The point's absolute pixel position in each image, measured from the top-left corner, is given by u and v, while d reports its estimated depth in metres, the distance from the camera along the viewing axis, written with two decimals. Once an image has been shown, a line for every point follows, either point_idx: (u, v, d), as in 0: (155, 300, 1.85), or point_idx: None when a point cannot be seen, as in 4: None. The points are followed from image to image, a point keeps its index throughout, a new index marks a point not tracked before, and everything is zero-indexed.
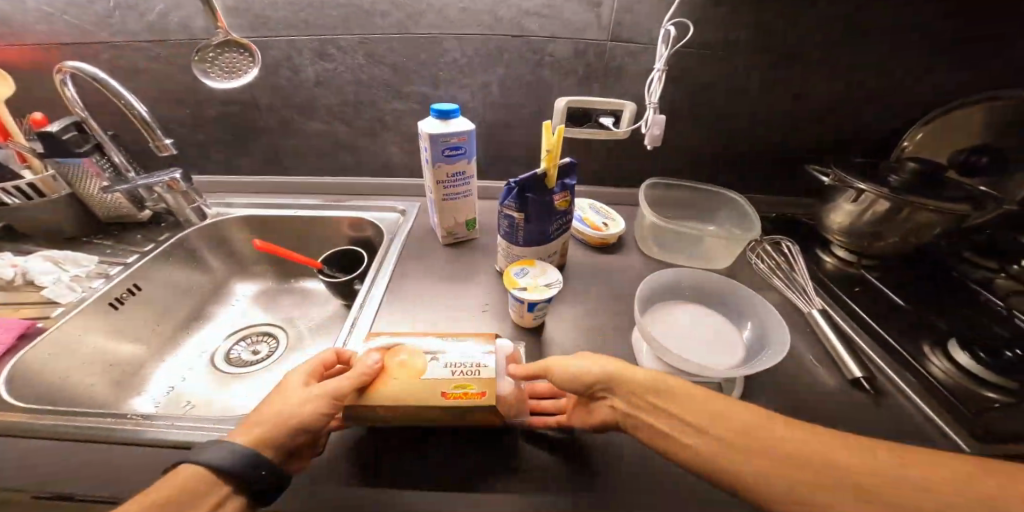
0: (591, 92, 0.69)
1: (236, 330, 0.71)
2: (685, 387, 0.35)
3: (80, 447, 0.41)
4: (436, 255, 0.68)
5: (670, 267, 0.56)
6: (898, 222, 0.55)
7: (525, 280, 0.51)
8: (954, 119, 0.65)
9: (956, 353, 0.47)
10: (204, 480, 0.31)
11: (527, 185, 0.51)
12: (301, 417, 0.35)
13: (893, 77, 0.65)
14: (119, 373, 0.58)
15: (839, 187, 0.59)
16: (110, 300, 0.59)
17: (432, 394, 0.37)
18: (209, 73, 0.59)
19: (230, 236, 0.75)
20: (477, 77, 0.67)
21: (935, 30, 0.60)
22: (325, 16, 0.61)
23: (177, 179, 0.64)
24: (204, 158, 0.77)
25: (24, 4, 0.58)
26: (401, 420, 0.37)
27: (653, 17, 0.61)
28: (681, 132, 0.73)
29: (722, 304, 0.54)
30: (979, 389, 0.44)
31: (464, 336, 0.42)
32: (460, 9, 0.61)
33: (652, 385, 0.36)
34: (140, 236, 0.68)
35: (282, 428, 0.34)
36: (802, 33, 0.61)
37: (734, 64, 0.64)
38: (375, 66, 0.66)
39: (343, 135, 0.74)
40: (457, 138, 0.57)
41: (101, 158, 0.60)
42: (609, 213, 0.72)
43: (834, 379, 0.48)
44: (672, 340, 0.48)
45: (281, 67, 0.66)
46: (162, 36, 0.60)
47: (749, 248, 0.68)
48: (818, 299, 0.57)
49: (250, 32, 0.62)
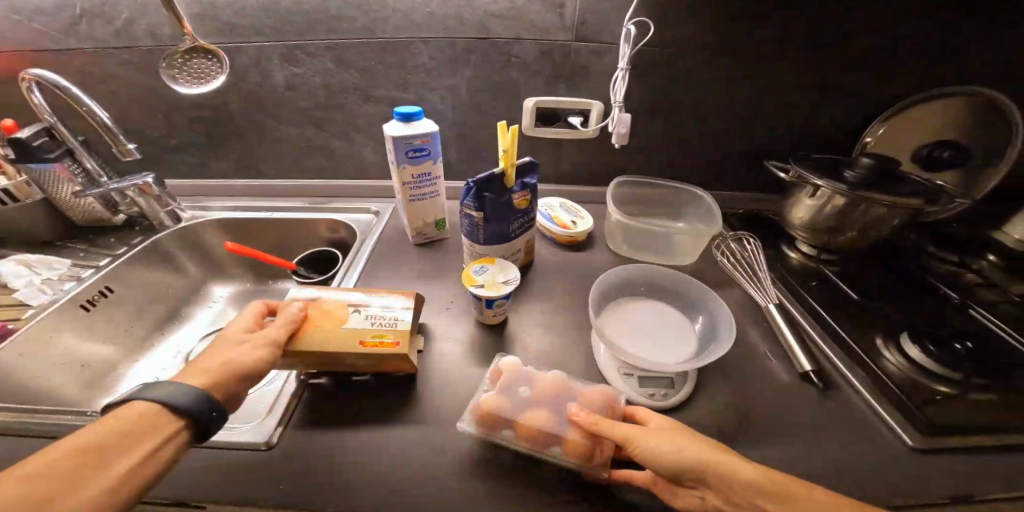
0: (559, 92, 0.69)
1: (211, 331, 0.72)
2: (795, 487, 0.32)
3: (46, 445, 0.42)
4: (406, 254, 0.69)
5: (628, 265, 0.58)
6: (855, 217, 0.56)
7: (483, 277, 0.52)
8: (908, 116, 0.68)
9: (908, 347, 0.48)
10: (156, 417, 0.31)
11: (484, 184, 0.51)
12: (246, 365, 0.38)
13: (856, 74, 0.65)
14: (92, 374, 0.59)
15: (798, 183, 0.60)
16: (80, 303, 0.60)
17: (356, 346, 0.43)
18: (179, 79, 0.60)
19: (205, 239, 0.76)
20: (445, 80, 0.68)
21: (890, 27, 0.61)
22: (291, 21, 0.62)
23: (149, 183, 0.66)
24: (179, 162, 0.78)
25: None
26: (329, 365, 0.44)
27: (615, 17, 0.62)
28: (649, 131, 0.74)
29: (679, 301, 0.57)
30: (927, 382, 0.46)
31: (385, 296, 0.49)
32: (425, 12, 0.62)
33: (760, 484, 0.32)
34: (114, 240, 0.69)
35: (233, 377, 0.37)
36: (762, 32, 0.62)
37: (696, 63, 0.65)
38: (344, 70, 0.67)
39: (317, 138, 0.75)
40: (421, 140, 0.58)
41: (74, 164, 0.62)
42: (579, 211, 0.73)
43: (787, 373, 0.49)
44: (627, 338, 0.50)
45: (250, 72, 0.67)
46: (130, 42, 0.62)
47: (714, 245, 0.69)
48: (776, 293, 0.58)
49: (217, 37, 0.63)
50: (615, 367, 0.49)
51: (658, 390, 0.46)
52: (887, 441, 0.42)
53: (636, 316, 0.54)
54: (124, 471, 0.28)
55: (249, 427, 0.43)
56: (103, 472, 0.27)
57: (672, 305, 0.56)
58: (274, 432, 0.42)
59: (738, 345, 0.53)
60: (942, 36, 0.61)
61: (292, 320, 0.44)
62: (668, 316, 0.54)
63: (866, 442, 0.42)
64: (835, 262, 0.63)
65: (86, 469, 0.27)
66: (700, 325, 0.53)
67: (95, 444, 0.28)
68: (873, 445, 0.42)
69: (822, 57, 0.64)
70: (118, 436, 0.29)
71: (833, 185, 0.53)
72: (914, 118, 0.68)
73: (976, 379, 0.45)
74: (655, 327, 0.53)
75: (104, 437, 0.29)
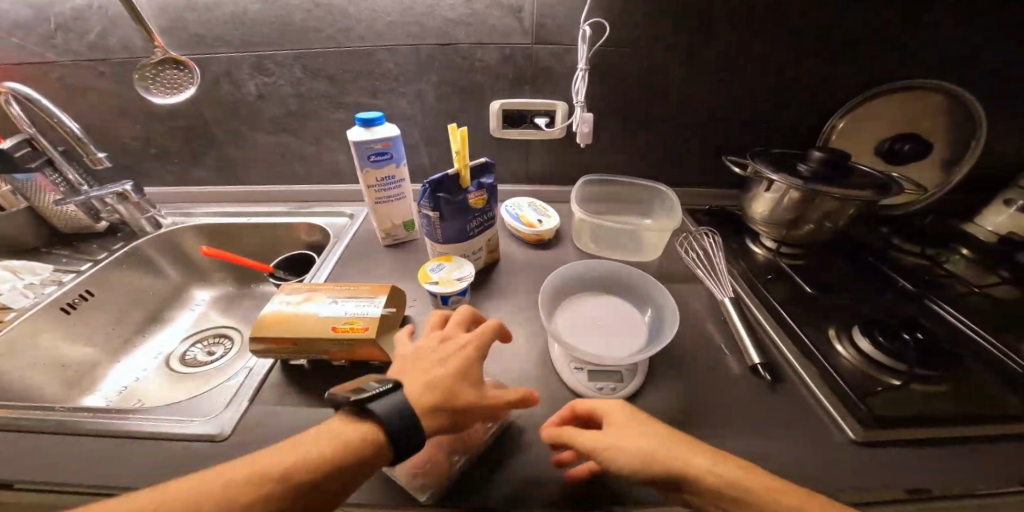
0: (523, 94, 0.71)
1: (192, 333, 0.74)
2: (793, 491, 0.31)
3: (23, 439, 0.45)
4: (376, 255, 0.70)
5: (584, 261, 0.60)
6: (809, 210, 0.57)
7: (439, 275, 0.53)
8: (868, 111, 0.70)
9: (858, 339, 0.50)
10: (362, 457, 0.34)
11: (439, 185, 0.53)
12: (449, 382, 0.39)
13: (813, 69, 0.66)
14: (73, 374, 0.61)
15: (755, 178, 0.62)
16: (61, 306, 0.62)
17: (328, 331, 0.47)
18: (151, 89, 0.63)
19: (186, 244, 0.79)
20: (412, 86, 0.70)
21: (840, 21, 0.62)
22: (258, 33, 0.64)
23: (128, 190, 0.69)
24: (161, 170, 0.81)
25: None
26: (308, 349, 0.48)
27: (572, 20, 0.63)
28: (614, 129, 0.75)
29: (634, 294, 0.58)
30: (873, 372, 0.47)
31: (360, 289, 0.53)
32: (387, 21, 0.64)
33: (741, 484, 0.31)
34: (95, 246, 0.73)
35: (444, 399, 0.38)
36: (716, 29, 0.63)
37: (653, 62, 0.67)
38: (313, 78, 0.69)
39: (291, 144, 0.78)
40: (382, 144, 0.59)
41: (55, 175, 0.66)
42: (547, 211, 0.74)
43: (738, 366, 0.50)
44: (578, 334, 0.51)
45: (222, 82, 0.69)
46: (103, 54, 0.66)
47: (678, 242, 0.70)
48: (734, 289, 0.60)
49: (188, 49, 0.66)
50: (566, 361, 0.49)
51: (605, 384, 0.46)
52: (831, 431, 0.42)
53: (589, 310, 0.55)
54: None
55: (209, 419, 0.46)
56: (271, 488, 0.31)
57: (626, 301, 0.57)
58: (232, 422, 0.46)
59: (693, 339, 0.54)
60: (891, 28, 0.62)
61: (281, 314, 0.49)
62: (621, 309, 0.55)
63: (809, 432, 0.42)
64: (795, 256, 0.66)
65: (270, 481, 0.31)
66: (649, 318, 0.54)
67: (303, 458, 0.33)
68: (816, 436, 0.42)
69: (776, 52, 0.65)
70: (321, 464, 0.32)
71: (788, 177, 0.55)
72: (877, 110, 0.69)
73: (921, 370, 0.46)
74: (608, 321, 0.53)
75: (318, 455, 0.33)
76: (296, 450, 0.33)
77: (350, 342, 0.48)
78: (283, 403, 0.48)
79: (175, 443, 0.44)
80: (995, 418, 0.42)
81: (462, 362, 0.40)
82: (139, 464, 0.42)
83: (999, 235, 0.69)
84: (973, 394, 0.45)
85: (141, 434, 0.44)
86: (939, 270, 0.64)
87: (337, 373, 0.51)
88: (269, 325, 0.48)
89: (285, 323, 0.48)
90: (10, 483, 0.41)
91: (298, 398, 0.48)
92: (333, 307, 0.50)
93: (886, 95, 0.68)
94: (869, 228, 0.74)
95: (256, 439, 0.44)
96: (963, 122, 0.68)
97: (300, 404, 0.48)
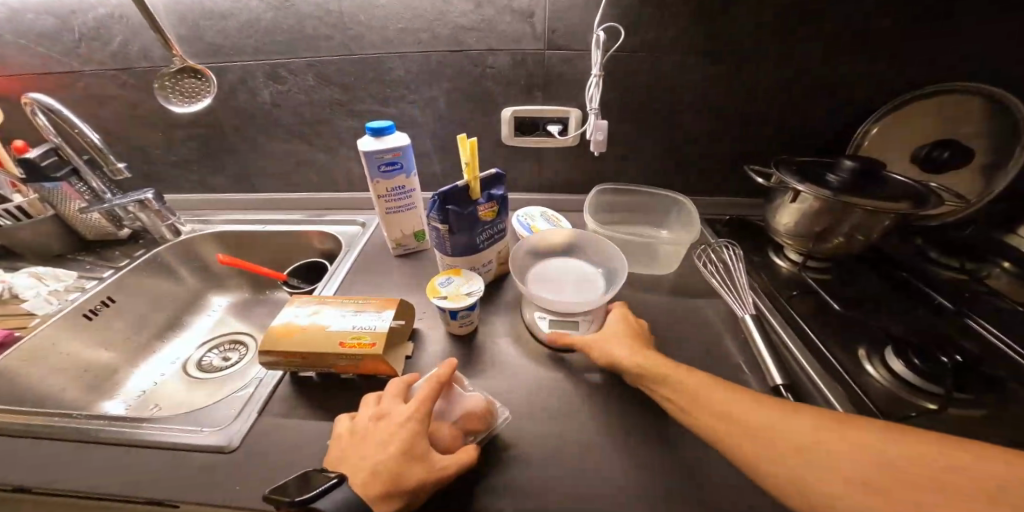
0: (536, 101, 0.69)
1: (209, 339, 0.75)
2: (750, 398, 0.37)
3: (41, 445, 0.46)
4: (386, 265, 0.70)
5: (528, 235, 0.64)
6: (838, 223, 0.54)
7: (447, 289, 0.52)
8: (902, 116, 0.65)
9: (891, 360, 0.47)
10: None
11: (447, 197, 0.51)
12: (394, 464, 0.36)
13: (842, 72, 0.63)
14: (93, 378, 0.62)
15: (780, 188, 0.59)
16: (84, 312, 0.64)
17: (334, 346, 0.47)
18: (170, 99, 0.64)
19: (203, 251, 0.80)
20: (423, 93, 0.69)
21: (870, 20, 0.59)
22: (272, 41, 0.65)
23: (149, 198, 0.70)
24: (181, 178, 0.84)
25: (5, 40, 0.66)
26: (314, 363, 0.48)
27: (585, 23, 0.61)
28: (629, 135, 0.72)
29: (581, 253, 0.64)
30: (909, 396, 0.43)
31: (368, 303, 0.53)
32: (398, 28, 0.63)
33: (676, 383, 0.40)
34: (118, 252, 0.75)
35: (391, 483, 0.35)
36: (737, 30, 0.61)
37: (670, 66, 0.64)
38: (325, 86, 0.69)
39: (305, 152, 0.79)
40: (392, 154, 0.59)
41: (80, 184, 0.69)
42: (559, 221, 0.72)
43: (758, 386, 0.47)
44: (545, 291, 0.55)
45: (238, 91, 0.71)
46: (125, 64, 0.68)
47: (695, 254, 0.68)
48: (756, 304, 0.57)
49: (205, 58, 0.67)
50: (532, 310, 0.57)
51: (564, 331, 0.53)
52: None
53: (545, 272, 0.59)
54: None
55: (219, 430, 0.46)
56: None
57: (586, 258, 0.63)
58: (240, 434, 0.45)
59: (710, 357, 0.51)
60: (926, 27, 0.59)
61: (290, 327, 0.49)
62: (573, 265, 0.61)
63: None
64: (823, 270, 0.63)
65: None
66: (604, 271, 0.60)
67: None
68: None
69: (801, 54, 0.62)
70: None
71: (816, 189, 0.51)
72: (912, 115, 0.65)
73: (960, 394, 0.43)
74: (565, 276, 0.58)
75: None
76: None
77: (355, 357, 0.47)
78: (291, 415, 0.48)
79: (185, 455, 0.44)
80: None
81: (405, 436, 0.38)
82: (150, 476, 0.42)
83: None
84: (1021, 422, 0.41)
85: (154, 444, 0.45)
86: (981, 287, 0.60)
87: (344, 386, 0.50)
88: (277, 339, 0.48)
89: (293, 336, 0.48)
90: (27, 490, 0.42)
91: (305, 410, 0.48)
92: (341, 321, 0.50)
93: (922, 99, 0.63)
94: (902, 239, 0.70)
95: (263, 452, 0.44)
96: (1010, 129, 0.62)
97: (307, 417, 0.47)
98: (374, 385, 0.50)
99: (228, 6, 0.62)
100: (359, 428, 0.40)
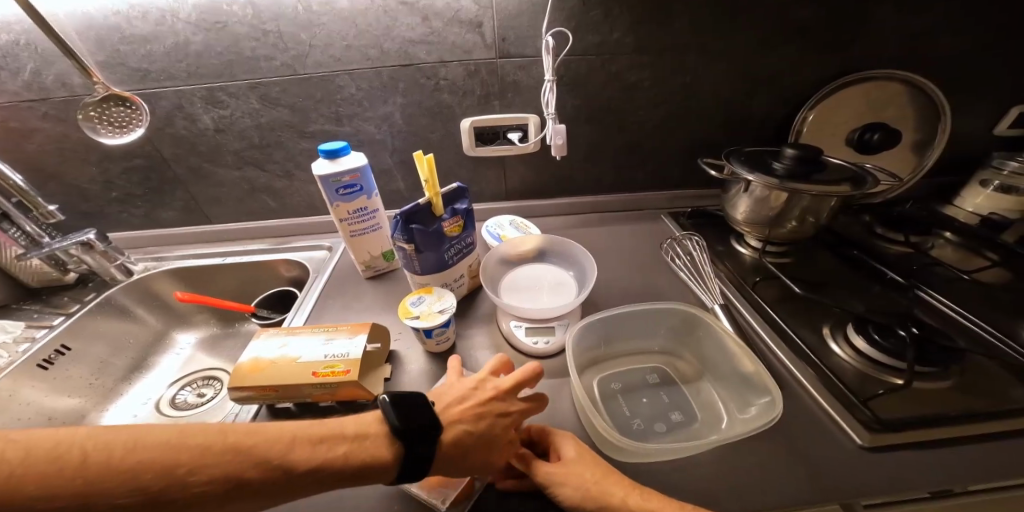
0: (494, 110, 0.69)
1: (180, 377, 0.71)
2: None
3: None
4: (356, 288, 0.68)
5: (493, 250, 0.64)
6: (789, 209, 0.57)
7: (419, 309, 0.52)
8: (837, 102, 0.69)
9: (855, 338, 0.49)
10: (373, 466, 0.34)
11: (411, 216, 0.51)
12: (470, 440, 0.37)
13: (780, 60, 0.66)
14: (57, 427, 0.58)
15: (733, 179, 0.62)
16: (37, 363, 0.60)
17: (308, 377, 0.46)
18: (98, 129, 0.61)
19: (159, 288, 0.76)
20: (378, 110, 0.68)
21: (801, 11, 0.62)
22: (206, 64, 0.62)
23: (93, 239, 0.66)
24: (127, 214, 0.79)
25: None
26: (287, 396, 0.47)
27: (533, 30, 0.62)
28: (588, 136, 0.73)
29: (549, 259, 0.65)
30: (876, 374, 0.46)
31: (339, 331, 0.51)
32: (344, 45, 0.62)
33: None
34: (66, 298, 0.71)
35: (462, 449, 0.37)
36: (677, 27, 0.62)
37: (619, 64, 0.65)
38: (272, 108, 0.67)
39: (260, 179, 0.76)
40: (349, 176, 0.57)
41: (12, 228, 0.64)
42: (528, 227, 0.73)
43: (735, 373, 0.49)
44: (526, 302, 0.55)
45: (176, 117, 0.67)
46: (42, 93, 0.63)
47: (664, 248, 0.70)
48: (722, 292, 0.59)
49: (134, 84, 0.63)
50: (508, 319, 0.56)
51: (541, 338, 0.54)
52: (832, 434, 0.42)
53: (518, 283, 0.59)
54: (252, 484, 0.31)
55: None
56: (294, 460, 0.32)
57: (556, 263, 0.64)
58: None
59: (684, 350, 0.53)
60: (851, 19, 0.63)
61: (258, 363, 0.47)
62: (545, 271, 0.61)
63: (812, 440, 0.42)
64: (782, 253, 0.66)
65: (309, 438, 0.34)
66: (574, 274, 0.61)
67: (338, 434, 0.35)
68: (822, 445, 0.41)
69: (741, 46, 0.65)
70: (332, 467, 0.33)
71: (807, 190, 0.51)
72: (846, 101, 0.69)
73: (920, 367, 0.46)
74: (541, 285, 0.59)
75: (344, 455, 0.34)
76: (327, 425, 0.36)
77: (331, 386, 0.46)
78: None
79: None
80: (1002, 415, 0.42)
81: (491, 415, 0.39)
82: None
83: (979, 216, 0.69)
84: (966, 382, 0.46)
85: None
86: (924, 255, 0.64)
87: (324, 416, 0.49)
88: (245, 374, 0.46)
89: (262, 371, 0.47)
90: None
91: None
92: (313, 350, 0.48)
93: (850, 87, 0.67)
94: (851, 217, 0.75)
95: None
96: (927, 110, 0.68)
97: None
98: (356, 411, 0.49)
99: (151, 30, 0.59)
100: (459, 386, 0.42)
